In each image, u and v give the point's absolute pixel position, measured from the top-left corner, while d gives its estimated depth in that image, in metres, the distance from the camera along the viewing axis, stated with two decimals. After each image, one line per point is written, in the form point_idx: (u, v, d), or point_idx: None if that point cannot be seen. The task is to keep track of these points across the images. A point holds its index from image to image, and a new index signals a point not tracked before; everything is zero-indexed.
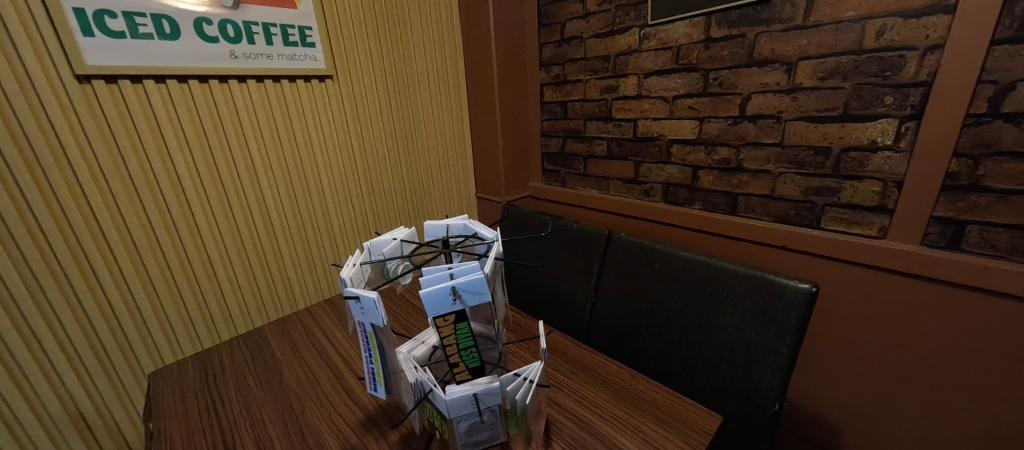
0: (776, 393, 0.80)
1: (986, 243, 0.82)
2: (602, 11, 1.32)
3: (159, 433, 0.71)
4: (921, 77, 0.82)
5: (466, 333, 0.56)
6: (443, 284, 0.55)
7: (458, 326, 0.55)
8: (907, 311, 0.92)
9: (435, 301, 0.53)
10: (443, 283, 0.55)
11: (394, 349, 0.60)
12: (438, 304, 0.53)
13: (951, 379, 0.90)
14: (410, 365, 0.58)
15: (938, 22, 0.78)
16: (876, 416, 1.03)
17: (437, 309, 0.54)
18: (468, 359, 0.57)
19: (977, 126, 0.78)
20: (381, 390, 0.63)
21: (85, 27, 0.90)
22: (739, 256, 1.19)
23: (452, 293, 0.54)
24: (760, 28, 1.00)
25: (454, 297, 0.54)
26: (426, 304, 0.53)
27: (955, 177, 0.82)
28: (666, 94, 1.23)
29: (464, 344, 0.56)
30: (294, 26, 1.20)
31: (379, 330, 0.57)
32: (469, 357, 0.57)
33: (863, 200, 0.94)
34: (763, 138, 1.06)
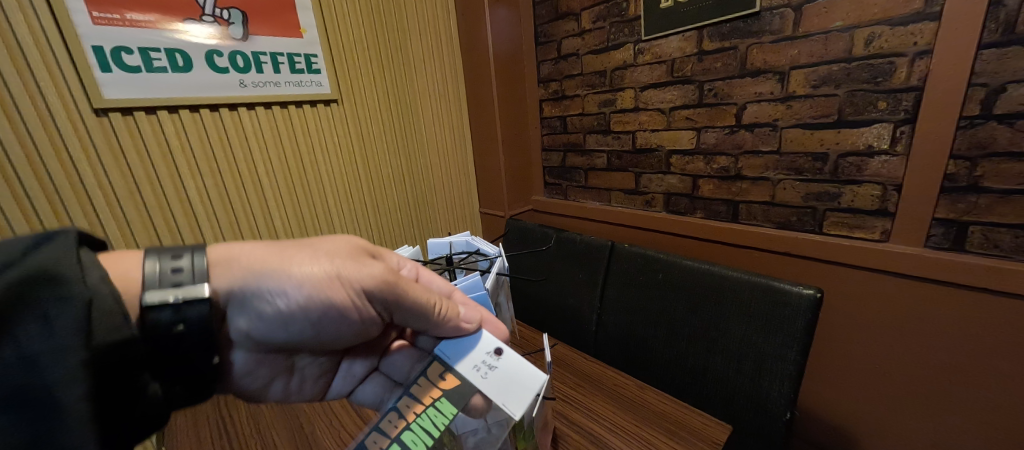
0: (786, 402, 0.79)
1: (990, 243, 0.82)
2: (597, 28, 1.35)
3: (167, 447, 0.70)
4: (912, 82, 0.83)
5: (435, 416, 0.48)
6: (475, 343, 0.53)
7: (445, 392, 0.50)
8: (916, 313, 0.92)
9: (464, 350, 0.53)
10: (476, 346, 0.53)
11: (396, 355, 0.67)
12: (466, 352, 0.52)
13: (964, 382, 0.89)
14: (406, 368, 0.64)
15: (924, 29, 0.80)
16: (890, 422, 1.02)
17: (451, 358, 0.52)
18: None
19: (971, 128, 0.79)
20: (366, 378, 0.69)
21: (104, 63, 0.95)
22: (744, 263, 1.19)
23: (489, 352, 0.52)
24: (751, 40, 1.03)
25: (477, 367, 0.50)
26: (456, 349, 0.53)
27: (954, 178, 0.83)
28: (663, 105, 1.25)
29: (408, 435, 0.47)
30: (300, 54, 1.25)
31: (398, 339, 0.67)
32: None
33: (864, 204, 0.95)
34: (760, 146, 1.08)
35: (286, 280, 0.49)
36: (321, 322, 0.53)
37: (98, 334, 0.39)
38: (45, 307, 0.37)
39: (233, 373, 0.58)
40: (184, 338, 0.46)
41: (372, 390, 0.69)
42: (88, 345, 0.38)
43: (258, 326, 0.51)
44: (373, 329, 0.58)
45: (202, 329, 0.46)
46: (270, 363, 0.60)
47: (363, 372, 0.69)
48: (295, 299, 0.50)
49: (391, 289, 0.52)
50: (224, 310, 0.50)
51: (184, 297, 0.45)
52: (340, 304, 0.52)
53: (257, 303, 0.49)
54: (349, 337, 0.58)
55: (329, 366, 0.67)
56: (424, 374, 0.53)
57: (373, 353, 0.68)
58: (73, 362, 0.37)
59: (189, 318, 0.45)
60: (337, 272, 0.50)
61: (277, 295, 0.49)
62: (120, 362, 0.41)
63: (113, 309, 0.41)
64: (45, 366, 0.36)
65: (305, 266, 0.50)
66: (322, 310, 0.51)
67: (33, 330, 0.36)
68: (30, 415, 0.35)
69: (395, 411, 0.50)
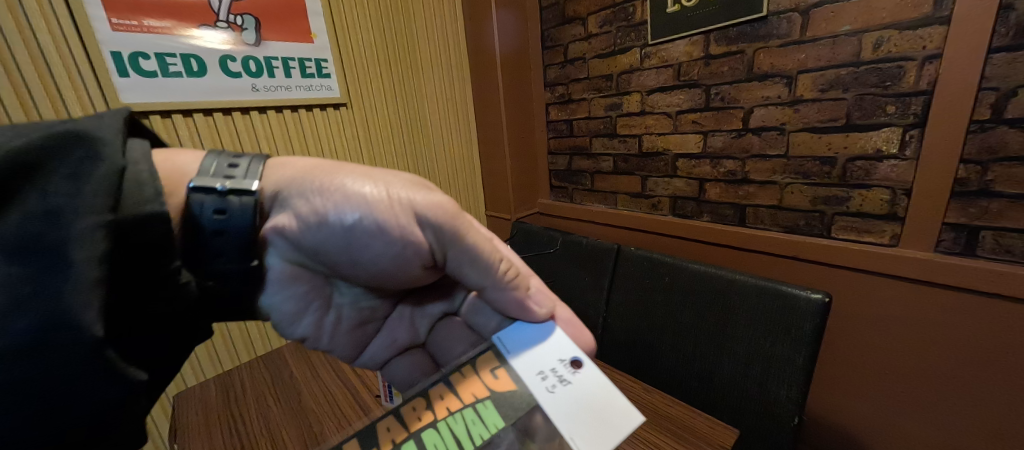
0: (794, 406, 0.79)
1: (1002, 248, 0.81)
2: (603, 32, 1.36)
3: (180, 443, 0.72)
4: (921, 86, 0.83)
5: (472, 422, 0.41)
6: (548, 345, 0.47)
7: (493, 397, 0.43)
8: (927, 319, 0.91)
9: (532, 343, 0.47)
10: (548, 349, 0.47)
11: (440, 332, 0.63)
12: (534, 347, 0.47)
13: (977, 389, 0.87)
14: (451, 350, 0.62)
15: (933, 32, 0.80)
16: (901, 429, 1.00)
17: (514, 355, 0.46)
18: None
19: (981, 132, 0.78)
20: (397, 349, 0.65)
21: (121, 68, 0.98)
22: (751, 267, 1.19)
23: (559, 362, 0.45)
24: (758, 44, 1.03)
25: (544, 376, 0.44)
26: (523, 337, 0.48)
27: (964, 183, 0.82)
28: (669, 109, 1.26)
29: (434, 438, 0.40)
30: (311, 58, 1.27)
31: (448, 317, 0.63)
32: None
33: (872, 208, 0.94)
34: (767, 149, 1.08)
35: (335, 185, 0.48)
36: (359, 248, 0.49)
37: (126, 206, 0.37)
38: (75, 162, 0.35)
39: (265, 302, 0.54)
40: (222, 236, 0.43)
41: (407, 367, 0.65)
42: (114, 209, 0.35)
43: (293, 235, 0.48)
44: (419, 277, 0.55)
45: (241, 234, 0.44)
46: (302, 293, 0.56)
47: (405, 341, 0.65)
48: (337, 206, 0.47)
49: (453, 233, 0.49)
50: (267, 216, 0.48)
51: (232, 188, 0.43)
52: (376, 216, 0.47)
53: (295, 205, 0.47)
54: (392, 280, 0.55)
55: (364, 323, 0.63)
56: (472, 365, 0.46)
57: (423, 320, 0.64)
58: (94, 220, 0.33)
59: (230, 217, 0.43)
60: (392, 194, 0.49)
61: (317, 197, 0.47)
62: (141, 241, 0.38)
63: (145, 183, 0.39)
64: (68, 216, 0.33)
65: (359, 179, 0.49)
66: (353, 222, 0.47)
67: (60, 183, 0.34)
68: (40, 265, 0.31)
69: (423, 397, 0.43)
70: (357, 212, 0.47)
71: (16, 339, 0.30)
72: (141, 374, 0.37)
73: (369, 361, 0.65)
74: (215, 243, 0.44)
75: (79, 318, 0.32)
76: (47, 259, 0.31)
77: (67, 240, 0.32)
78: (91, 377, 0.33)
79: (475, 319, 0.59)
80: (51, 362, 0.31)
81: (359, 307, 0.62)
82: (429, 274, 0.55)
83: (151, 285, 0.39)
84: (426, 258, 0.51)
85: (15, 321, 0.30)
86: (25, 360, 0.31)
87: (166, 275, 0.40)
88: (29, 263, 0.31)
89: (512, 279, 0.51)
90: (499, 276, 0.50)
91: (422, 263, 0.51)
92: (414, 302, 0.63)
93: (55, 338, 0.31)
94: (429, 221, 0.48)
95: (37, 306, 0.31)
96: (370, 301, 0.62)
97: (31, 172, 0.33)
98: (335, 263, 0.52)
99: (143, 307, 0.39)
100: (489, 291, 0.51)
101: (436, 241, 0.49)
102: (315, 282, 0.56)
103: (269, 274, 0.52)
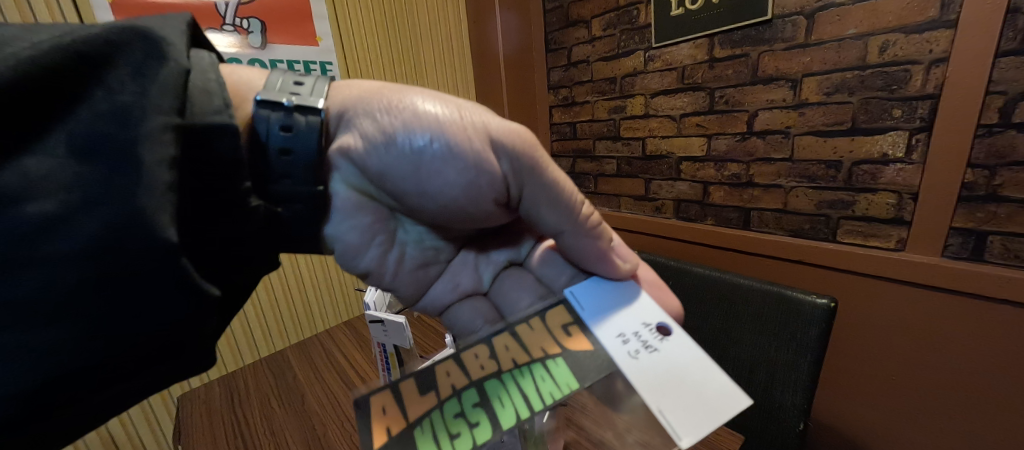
0: (799, 411, 0.77)
1: (1010, 253, 0.80)
2: (607, 35, 1.36)
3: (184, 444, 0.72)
4: (927, 90, 0.82)
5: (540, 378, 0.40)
6: (630, 309, 0.46)
7: (564, 354, 0.42)
8: (935, 323, 0.90)
9: (610, 309, 0.46)
10: (631, 314, 0.46)
11: (509, 281, 0.59)
12: (612, 312, 0.46)
13: (985, 396, 0.87)
14: (522, 299, 0.56)
15: (940, 36, 0.79)
16: (907, 434, 1.00)
17: (590, 312, 0.46)
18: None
19: (989, 136, 0.78)
20: (457, 301, 0.59)
21: None
22: (757, 271, 1.19)
23: (643, 327, 0.44)
24: (763, 47, 1.03)
25: (626, 338, 0.42)
26: (603, 302, 0.47)
27: (972, 187, 0.81)
28: (673, 112, 1.25)
29: (498, 389, 0.38)
30: (316, 61, 1.29)
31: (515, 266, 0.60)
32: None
33: (878, 212, 0.94)
34: (772, 153, 1.07)
35: (404, 104, 0.44)
36: (426, 178, 0.45)
37: (189, 111, 0.35)
38: (138, 58, 0.32)
39: (326, 230, 0.49)
40: (288, 156, 0.41)
41: (467, 315, 0.57)
42: (180, 113, 0.33)
43: (358, 159, 0.44)
44: (488, 217, 0.52)
45: (306, 157, 0.41)
46: (366, 224, 0.51)
47: (468, 287, 0.59)
48: (406, 126, 0.43)
49: (532, 164, 0.45)
50: (331, 137, 0.45)
51: (298, 104, 0.41)
52: (449, 141, 0.43)
53: (361, 124, 0.44)
54: (459, 219, 0.51)
55: (425, 266, 0.58)
56: (540, 316, 0.46)
57: (488, 266, 0.60)
58: (163, 120, 0.31)
59: (297, 136, 0.41)
60: (466, 118, 0.45)
61: (385, 115, 0.44)
62: (207, 151, 0.36)
63: (213, 91, 0.37)
64: (137, 113, 0.31)
65: (429, 101, 0.45)
66: (423, 147, 0.43)
67: (126, 77, 0.31)
68: (109, 164, 0.29)
69: (486, 346, 0.42)
70: (428, 134, 0.43)
71: (90, 241, 0.29)
72: (213, 290, 0.36)
73: (429, 306, 0.60)
74: (281, 163, 0.41)
75: (154, 222, 0.30)
76: (116, 158, 0.30)
77: (136, 140, 0.30)
78: (160, 290, 0.32)
79: (543, 270, 0.57)
80: (123, 270, 0.30)
81: (423, 246, 0.57)
82: (499, 215, 0.52)
83: (218, 200, 0.38)
84: (499, 194, 0.47)
85: (88, 223, 0.29)
86: (99, 266, 0.29)
87: (233, 190, 0.39)
88: (99, 161, 0.29)
89: (595, 226, 0.49)
90: (578, 218, 0.48)
91: (495, 198, 0.48)
92: (479, 247, 0.61)
93: (132, 242, 0.30)
94: (507, 149, 0.45)
95: (110, 208, 0.29)
96: (434, 238, 0.58)
97: (95, 65, 0.31)
98: (399, 195, 0.48)
99: (211, 225, 0.38)
100: (567, 236, 0.48)
101: (512, 173, 0.46)
102: (380, 213, 0.51)
103: (332, 201, 0.47)
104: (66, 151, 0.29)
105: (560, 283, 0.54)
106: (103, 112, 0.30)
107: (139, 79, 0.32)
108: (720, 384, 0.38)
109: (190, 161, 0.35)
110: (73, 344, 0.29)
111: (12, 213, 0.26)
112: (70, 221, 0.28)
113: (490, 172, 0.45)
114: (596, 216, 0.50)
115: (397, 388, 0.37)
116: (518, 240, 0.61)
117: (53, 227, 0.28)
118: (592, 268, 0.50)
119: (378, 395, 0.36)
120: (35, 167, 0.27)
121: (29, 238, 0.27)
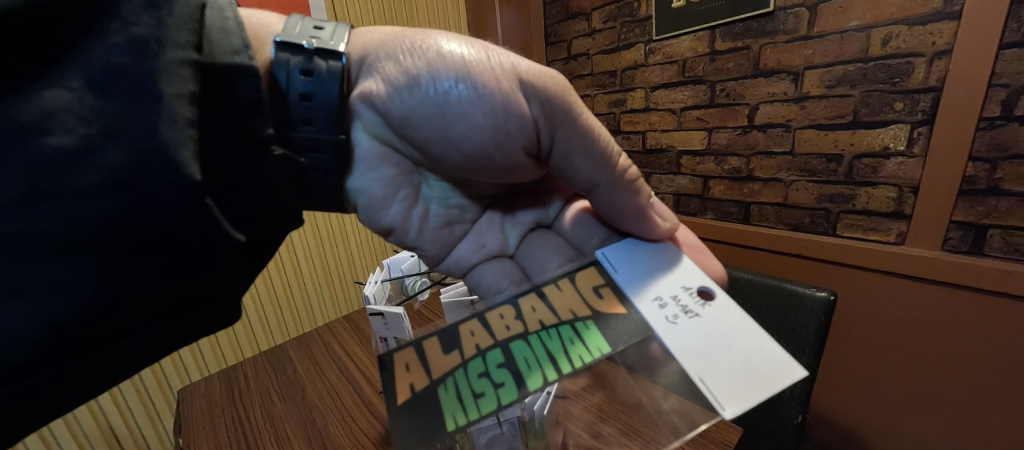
0: (798, 405, 0.75)
1: (1010, 247, 0.80)
2: (607, 28, 1.35)
3: (184, 436, 0.72)
4: (930, 83, 0.81)
5: (563, 340, 0.37)
6: (667, 272, 0.41)
7: (595, 317, 0.39)
8: (934, 317, 0.90)
9: (645, 274, 0.41)
10: (668, 276, 0.41)
11: (534, 243, 0.54)
12: (647, 277, 0.41)
13: (981, 389, 0.87)
14: (548, 260, 0.51)
15: (943, 28, 0.78)
16: (904, 426, 1.01)
17: (622, 273, 0.42)
18: (451, 409, 0.34)
19: (991, 129, 0.77)
20: (481, 264, 0.54)
21: None
22: (757, 265, 1.19)
23: (682, 291, 0.39)
24: (764, 40, 1.02)
25: (663, 304, 0.38)
26: (637, 267, 0.42)
27: (973, 181, 0.81)
28: (674, 106, 1.25)
29: (524, 350, 0.37)
30: None
31: (542, 229, 0.55)
32: (454, 407, 0.34)
33: (879, 206, 0.93)
34: (773, 146, 1.07)
35: (428, 44, 0.41)
36: (451, 124, 0.42)
37: (207, 48, 0.31)
38: None
39: (351, 181, 0.47)
40: (309, 102, 0.38)
41: (492, 277, 0.52)
42: (198, 49, 0.30)
43: (382, 105, 0.42)
44: (516, 171, 0.48)
45: (328, 105, 0.38)
46: (391, 177, 0.49)
47: (493, 249, 0.55)
48: (430, 66, 0.40)
49: (565, 108, 0.42)
50: (354, 84, 0.42)
51: (318, 48, 0.38)
52: (474, 83, 0.40)
53: (384, 68, 0.41)
54: (485, 172, 0.48)
55: (449, 225, 0.55)
56: (569, 279, 0.43)
57: (514, 228, 0.56)
58: (181, 55, 0.28)
59: (318, 81, 0.38)
60: (494, 60, 0.41)
61: (408, 58, 0.41)
62: (225, 94, 0.32)
63: (231, 31, 0.33)
64: (152, 48, 0.27)
65: (453, 42, 0.42)
66: (446, 90, 0.40)
67: (137, 7, 0.27)
68: (127, 100, 0.26)
69: (511, 307, 0.41)
70: (453, 76, 0.40)
71: (108, 187, 0.26)
72: (239, 236, 0.33)
73: (454, 267, 0.56)
74: (302, 108, 0.38)
75: (180, 168, 0.27)
76: (135, 94, 0.26)
77: (155, 75, 0.27)
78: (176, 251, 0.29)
79: (574, 231, 0.52)
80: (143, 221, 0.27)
81: (448, 204, 0.55)
82: (528, 170, 0.48)
83: (238, 152, 0.34)
84: (529, 142, 0.43)
85: (106, 166, 0.26)
86: (123, 215, 0.27)
87: (256, 138, 0.34)
88: (116, 96, 0.26)
89: (630, 180, 0.45)
90: (614, 170, 0.45)
91: (524, 146, 0.44)
92: (505, 208, 0.57)
93: (159, 191, 0.27)
94: (536, 91, 0.41)
95: (131, 150, 0.26)
96: (460, 197, 0.55)
97: None
98: (424, 146, 0.45)
99: (232, 179, 0.34)
100: (602, 190, 0.45)
101: (542, 117, 0.42)
102: (404, 166, 0.50)
103: (356, 151, 0.46)
104: (81, 84, 0.25)
105: (591, 246, 0.49)
106: (118, 42, 0.26)
107: (153, 11, 0.28)
108: (772, 353, 0.33)
109: (208, 106, 0.31)
110: (76, 313, 0.26)
111: (30, 146, 0.23)
112: (86, 163, 0.25)
113: (519, 116, 0.41)
114: (633, 170, 0.47)
115: (422, 346, 0.39)
116: (546, 199, 0.57)
117: (70, 164, 0.25)
118: (628, 226, 0.46)
119: (404, 353, 0.39)
120: (52, 101, 0.24)
121: (44, 179, 0.24)
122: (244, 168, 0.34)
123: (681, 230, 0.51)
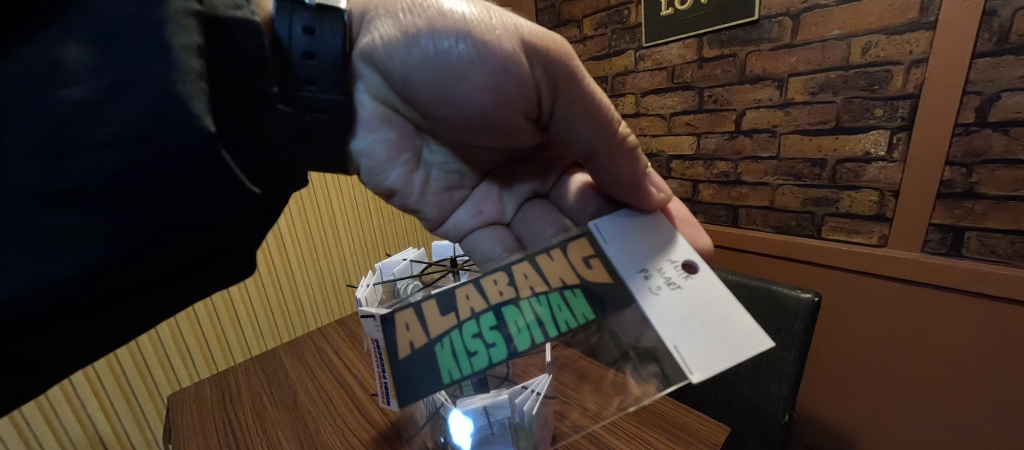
0: (785, 404, 0.76)
1: (986, 248, 0.82)
2: (598, 34, 1.37)
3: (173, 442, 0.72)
4: (907, 90, 0.84)
5: (552, 310, 0.40)
6: (655, 244, 0.42)
7: (583, 285, 0.41)
8: (916, 316, 0.93)
9: (633, 248, 0.42)
10: (655, 248, 0.42)
11: (527, 215, 0.54)
12: (635, 250, 0.42)
13: (959, 386, 0.90)
14: (543, 232, 0.51)
15: (920, 37, 0.81)
16: (886, 424, 1.03)
17: (612, 244, 0.42)
18: (447, 366, 0.38)
19: (966, 134, 0.80)
20: (473, 231, 0.54)
21: None
22: (745, 267, 1.22)
23: (668, 265, 0.40)
24: (750, 47, 1.04)
25: (648, 279, 0.39)
26: (628, 238, 0.43)
27: (950, 185, 0.83)
28: (664, 111, 1.27)
29: (515, 316, 0.40)
30: None
31: (537, 200, 0.55)
32: (450, 365, 0.38)
33: (861, 209, 0.96)
34: (759, 151, 1.09)
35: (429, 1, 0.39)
36: (450, 86, 0.40)
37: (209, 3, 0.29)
38: None
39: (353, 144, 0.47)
40: (313, 62, 0.37)
41: (487, 244, 0.53)
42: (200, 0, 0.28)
43: (382, 63, 0.40)
44: (518, 136, 0.47)
45: (334, 65, 0.37)
46: (393, 140, 0.48)
47: (488, 216, 0.54)
48: (430, 25, 0.38)
49: (566, 70, 0.40)
50: (355, 41, 0.41)
51: (320, 5, 0.36)
52: (475, 43, 0.38)
53: (385, 27, 0.40)
54: (487, 135, 0.47)
55: (447, 189, 0.54)
56: (562, 249, 0.43)
57: (511, 198, 0.55)
58: (184, 5, 0.26)
59: (321, 40, 0.37)
60: (495, 18, 0.39)
61: (408, 17, 0.39)
62: (230, 49, 0.30)
63: None
64: None
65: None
66: (445, 50, 0.38)
67: None
68: (134, 52, 0.24)
69: (504, 273, 0.42)
70: (453, 35, 0.38)
71: (119, 141, 0.24)
72: (253, 189, 0.31)
73: (452, 232, 0.55)
74: (304, 68, 0.37)
75: (190, 127, 0.26)
76: (140, 47, 0.24)
77: (159, 27, 0.25)
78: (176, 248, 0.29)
79: (570, 204, 0.52)
80: (153, 185, 0.26)
81: (448, 170, 0.53)
82: (529, 135, 0.47)
83: (245, 109, 0.32)
84: (531, 105, 0.42)
85: (110, 122, 0.24)
86: (137, 172, 0.25)
87: (258, 99, 0.33)
88: (120, 48, 0.24)
89: (632, 147, 0.44)
90: (613, 134, 0.43)
91: (526, 110, 0.43)
92: (503, 179, 0.55)
93: (174, 147, 0.26)
94: (538, 52, 0.39)
95: (140, 106, 0.25)
96: (459, 163, 0.53)
97: None
98: (423, 107, 0.44)
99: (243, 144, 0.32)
100: (601, 155, 0.44)
101: (545, 81, 0.40)
102: (406, 129, 0.48)
103: (359, 113, 0.45)
104: (91, 38, 0.24)
105: (586, 217, 0.49)
106: None
107: None
108: (743, 325, 0.35)
109: (214, 62, 0.30)
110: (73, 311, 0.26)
111: (44, 97, 0.23)
112: (93, 118, 0.24)
113: (520, 78, 0.39)
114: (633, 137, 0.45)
115: (419, 306, 0.41)
116: (545, 171, 0.55)
117: (82, 116, 0.24)
118: (623, 197, 0.46)
119: (403, 313, 0.41)
120: (62, 55, 0.23)
121: (62, 133, 0.23)
122: (243, 129, 0.32)
123: (674, 203, 0.51)
